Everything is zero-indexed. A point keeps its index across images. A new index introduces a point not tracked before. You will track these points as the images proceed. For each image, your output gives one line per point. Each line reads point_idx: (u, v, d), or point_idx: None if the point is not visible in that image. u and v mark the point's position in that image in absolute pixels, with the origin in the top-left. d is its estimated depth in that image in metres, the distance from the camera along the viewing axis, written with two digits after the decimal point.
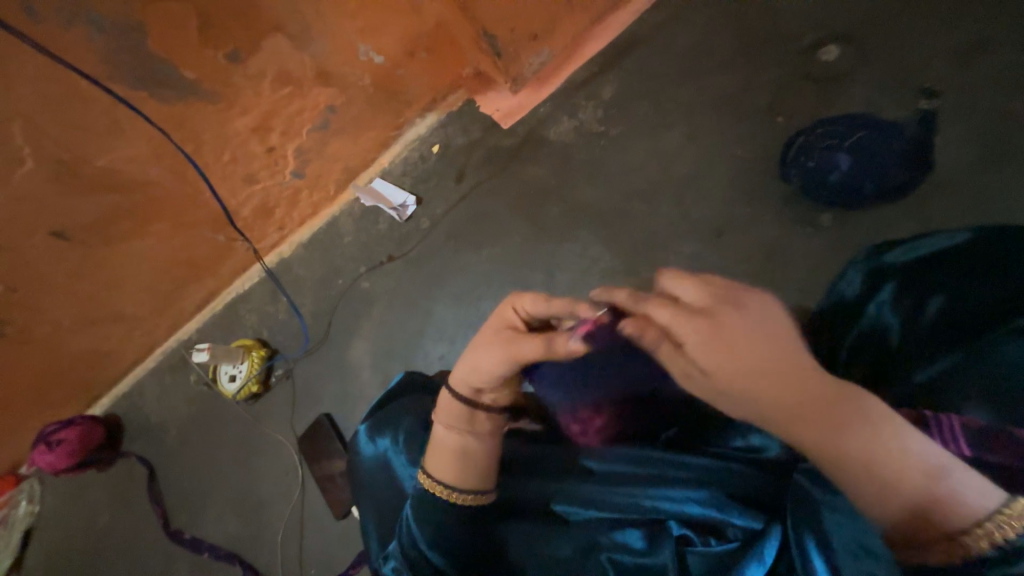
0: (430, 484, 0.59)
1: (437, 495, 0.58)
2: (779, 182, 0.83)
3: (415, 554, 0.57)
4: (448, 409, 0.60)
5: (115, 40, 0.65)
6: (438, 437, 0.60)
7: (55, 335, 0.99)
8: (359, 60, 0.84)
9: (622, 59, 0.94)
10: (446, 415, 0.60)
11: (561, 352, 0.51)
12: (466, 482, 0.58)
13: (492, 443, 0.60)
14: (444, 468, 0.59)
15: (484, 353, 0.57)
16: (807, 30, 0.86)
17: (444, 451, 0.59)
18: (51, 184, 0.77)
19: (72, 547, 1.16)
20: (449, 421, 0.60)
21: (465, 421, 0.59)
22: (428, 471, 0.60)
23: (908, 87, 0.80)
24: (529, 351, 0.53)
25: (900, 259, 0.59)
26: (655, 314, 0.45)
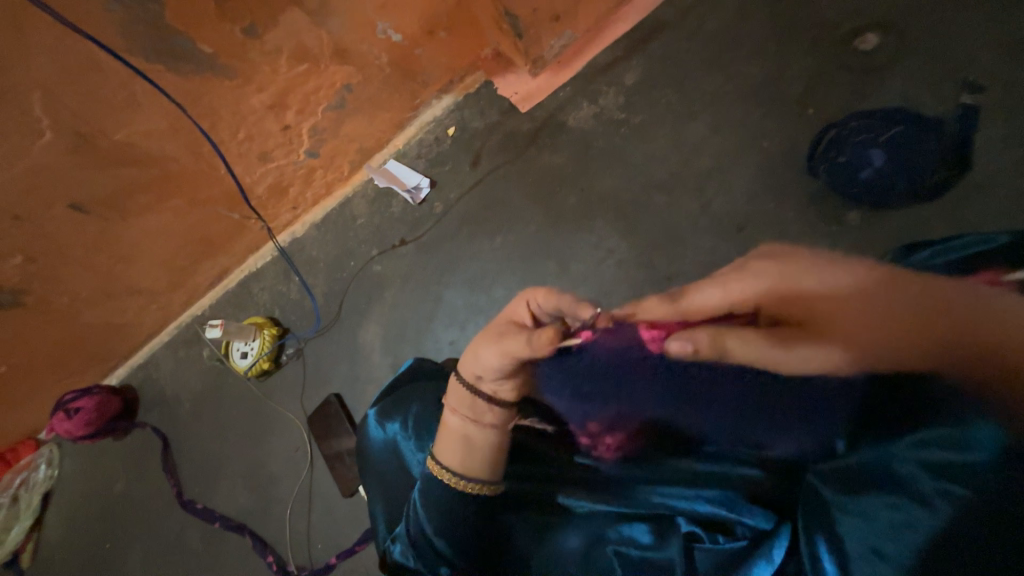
0: (437, 471, 0.59)
1: (444, 481, 0.58)
2: (806, 177, 0.80)
3: (422, 539, 0.58)
4: (455, 395, 0.60)
5: (132, 11, 0.64)
6: (447, 422, 0.60)
7: (73, 306, 1.01)
8: (377, 38, 0.82)
9: (647, 43, 0.91)
10: (456, 400, 0.60)
11: (541, 349, 0.50)
12: (473, 470, 0.58)
13: (501, 434, 0.59)
14: (453, 455, 0.59)
15: (486, 345, 0.55)
16: (843, 17, 0.82)
17: (452, 436, 0.59)
18: (69, 156, 0.77)
19: (89, 511, 1.20)
20: (458, 407, 0.59)
21: (476, 408, 0.58)
22: (436, 456, 0.60)
23: (948, 81, 0.76)
24: (517, 347, 0.52)
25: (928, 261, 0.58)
26: (654, 306, 0.51)
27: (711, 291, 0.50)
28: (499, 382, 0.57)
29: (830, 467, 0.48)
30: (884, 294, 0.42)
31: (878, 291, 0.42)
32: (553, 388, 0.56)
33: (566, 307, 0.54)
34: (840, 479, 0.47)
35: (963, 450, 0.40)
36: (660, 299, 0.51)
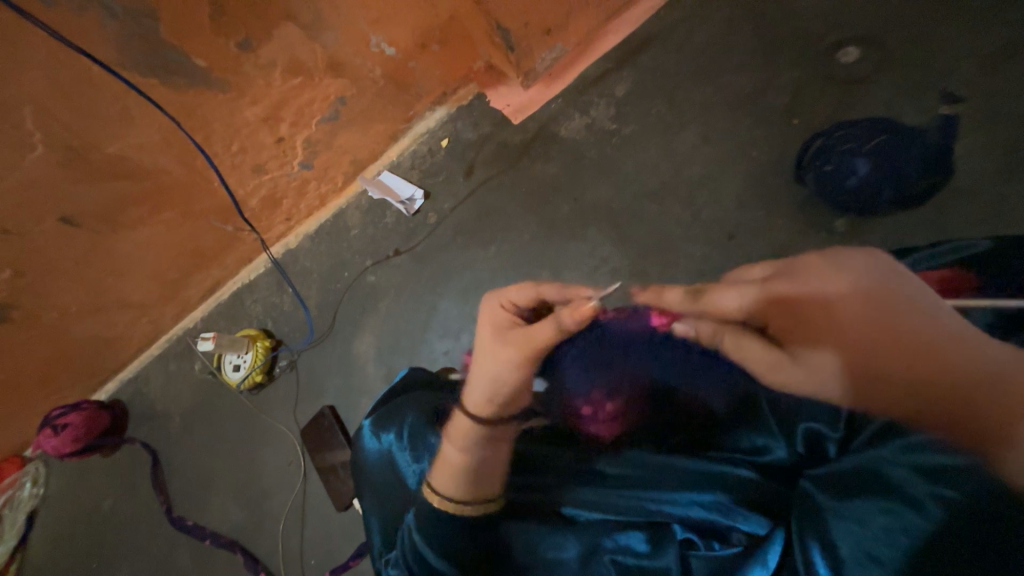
0: (439, 502, 0.57)
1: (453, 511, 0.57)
2: (794, 185, 0.82)
3: (419, 560, 0.57)
4: (462, 428, 0.59)
5: (127, 26, 0.65)
6: (448, 458, 0.58)
7: (63, 320, 1.00)
8: (371, 51, 0.83)
9: (636, 56, 0.93)
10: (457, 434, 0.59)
11: (570, 323, 0.52)
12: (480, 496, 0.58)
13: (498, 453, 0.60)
14: (462, 489, 0.57)
15: (497, 350, 0.57)
16: (827, 30, 0.84)
17: (454, 470, 0.58)
18: (61, 170, 0.77)
19: (76, 530, 1.17)
20: (461, 441, 0.59)
21: (479, 439, 0.58)
22: (434, 487, 0.58)
23: (929, 91, 0.79)
24: (542, 335, 0.54)
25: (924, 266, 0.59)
26: (670, 297, 0.61)
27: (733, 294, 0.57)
28: (511, 403, 0.59)
29: (823, 473, 0.50)
30: (880, 315, 0.46)
31: (878, 315, 0.46)
32: (569, 364, 0.66)
33: (551, 291, 0.60)
34: (834, 484, 0.48)
35: (954, 455, 0.41)
36: (680, 293, 0.60)
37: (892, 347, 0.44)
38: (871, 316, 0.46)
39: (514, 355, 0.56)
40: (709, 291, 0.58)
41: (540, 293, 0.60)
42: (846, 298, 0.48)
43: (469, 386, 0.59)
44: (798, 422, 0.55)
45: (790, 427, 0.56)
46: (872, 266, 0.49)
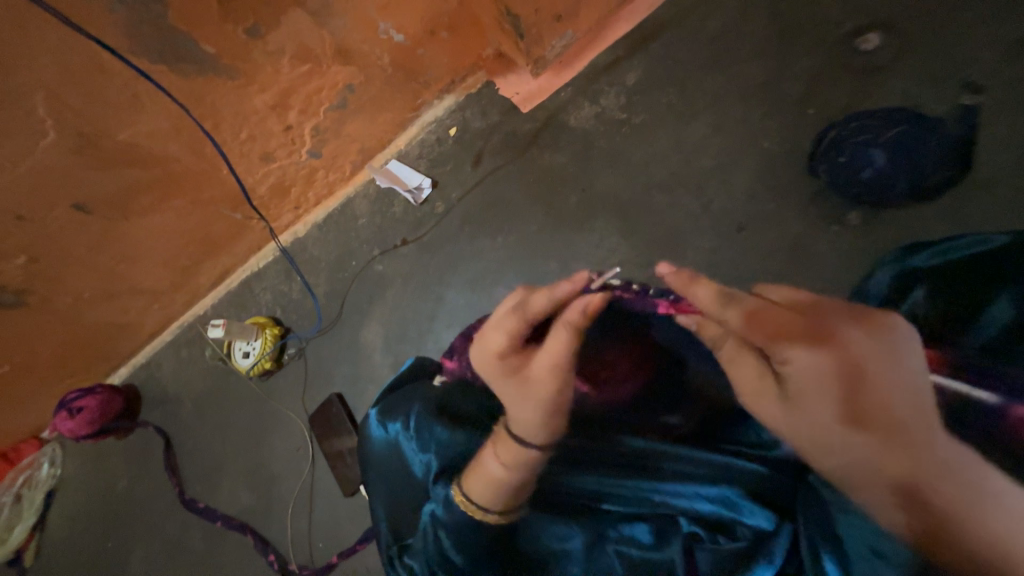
0: (479, 514, 0.57)
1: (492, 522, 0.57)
2: (807, 176, 0.80)
3: (439, 550, 0.58)
4: (507, 444, 0.57)
5: (136, 12, 0.64)
6: (491, 473, 0.56)
7: (77, 306, 1.01)
8: (379, 38, 0.83)
9: (648, 43, 0.92)
10: (506, 454, 0.56)
11: (578, 316, 0.53)
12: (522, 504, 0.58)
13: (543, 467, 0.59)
14: (504, 500, 0.56)
15: (533, 384, 0.55)
16: (845, 17, 0.82)
17: (497, 486, 0.56)
18: (73, 157, 0.78)
19: (92, 510, 1.20)
20: (506, 457, 0.56)
21: (528, 459, 0.56)
22: (470, 496, 0.57)
23: (950, 81, 0.76)
24: (560, 341, 0.54)
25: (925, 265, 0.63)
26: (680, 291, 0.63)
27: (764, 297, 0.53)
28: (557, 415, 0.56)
29: None
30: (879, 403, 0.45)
31: (887, 384, 0.44)
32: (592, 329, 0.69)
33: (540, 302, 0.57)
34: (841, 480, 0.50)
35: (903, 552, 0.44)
36: (711, 292, 0.53)
37: (879, 415, 0.44)
38: (881, 385, 0.44)
39: (552, 374, 0.54)
40: (742, 301, 0.51)
41: (524, 315, 0.58)
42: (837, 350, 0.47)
43: (513, 413, 0.56)
44: None
45: None
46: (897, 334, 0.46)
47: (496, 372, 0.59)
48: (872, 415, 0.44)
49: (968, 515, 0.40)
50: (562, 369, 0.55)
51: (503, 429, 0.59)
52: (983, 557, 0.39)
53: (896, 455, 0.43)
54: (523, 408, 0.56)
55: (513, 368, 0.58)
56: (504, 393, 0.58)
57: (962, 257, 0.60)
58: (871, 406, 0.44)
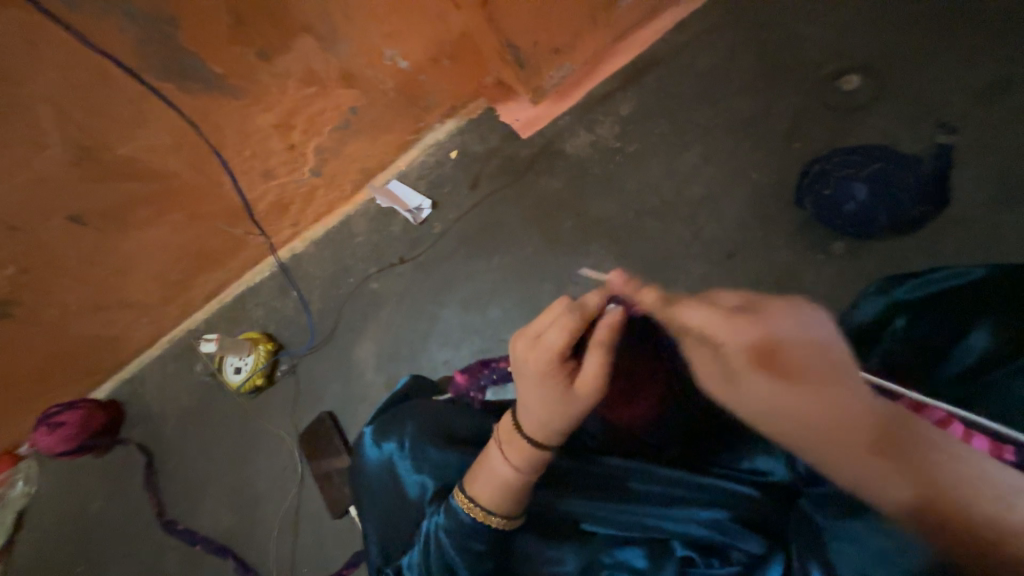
0: (478, 513, 0.56)
1: (492, 525, 0.56)
2: (794, 207, 0.84)
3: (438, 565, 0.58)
4: (520, 448, 0.56)
5: (146, 32, 0.66)
6: (497, 471, 0.57)
7: (64, 318, 1.00)
8: (383, 64, 0.86)
9: (643, 77, 0.96)
10: (519, 458, 0.56)
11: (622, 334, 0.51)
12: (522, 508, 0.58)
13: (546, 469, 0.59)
14: (502, 501, 0.57)
15: (571, 395, 0.54)
16: (827, 59, 0.87)
17: (499, 483, 0.56)
18: (73, 169, 0.78)
19: (64, 531, 1.16)
20: (517, 461, 0.56)
21: (538, 464, 0.57)
22: (472, 497, 0.58)
23: (926, 122, 0.81)
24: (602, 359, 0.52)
25: (913, 295, 0.65)
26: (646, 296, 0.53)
27: (700, 312, 0.47)
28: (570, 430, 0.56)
29: (824, 495, 0.53)
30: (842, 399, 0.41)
31: (831, 360, 0.43)
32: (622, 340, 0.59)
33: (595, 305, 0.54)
34: (828, 504, 0.52)
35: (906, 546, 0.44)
36: (654, 295, 0.52)
37: (840, 407, 0.40)
38: (820, 364, 0.42)
39: (591, 393, 0.54)
40: (680, 302, 0.49)
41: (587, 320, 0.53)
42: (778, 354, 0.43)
43: (539, 419, 0.55)
44: None
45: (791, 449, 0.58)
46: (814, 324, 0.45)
47: (532, 370, 0.54)
48: (833, 409, 0.40)
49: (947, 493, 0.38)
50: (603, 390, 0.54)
51: (513, 433, 0.58)
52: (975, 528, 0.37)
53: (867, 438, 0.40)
54: (552, 413, 0.55)
55: (551, 375, 0.54)
56: (534, 393, 0.55)
57: (941, 288, 0.64)
58: (832, 394, 0.41)
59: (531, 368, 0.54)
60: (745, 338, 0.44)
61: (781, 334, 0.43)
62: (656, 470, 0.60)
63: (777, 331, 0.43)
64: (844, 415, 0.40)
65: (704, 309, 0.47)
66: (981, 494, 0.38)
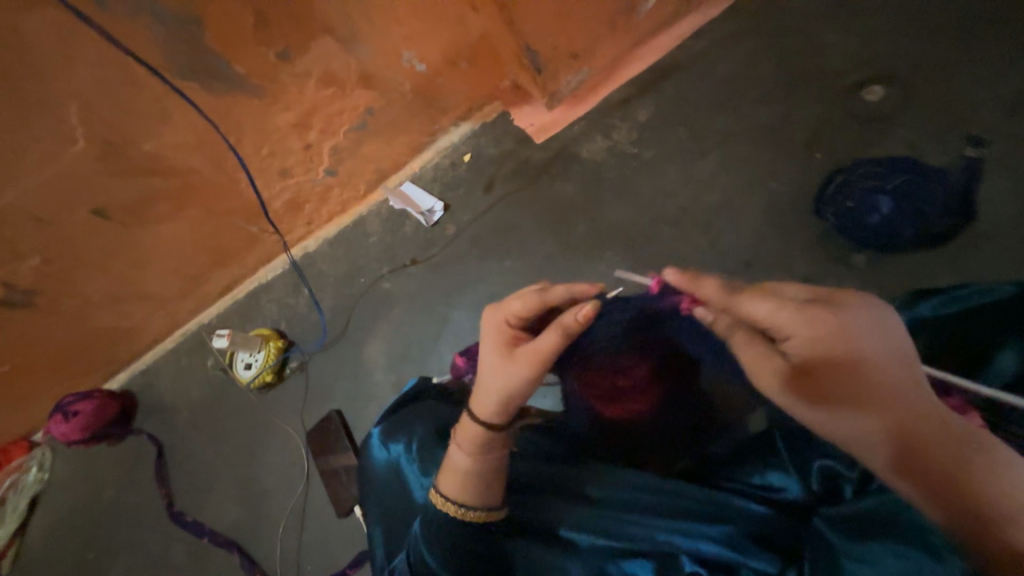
0: (438, 500, 0.58)
1: (449, 514, 0.57)
2: (813, 218, 0.82)
3: (422, 565, 0.58)
4: (470, 431, 0.58)
5: (173, 31, 0.68)
6: (453, 457, 0.59)
7: (84, 309, 1.02)
8: (401, 66, 0.86)
9: (660, 83, 0.95)
10: (464, 435, 0.59)
11: (572, 323, 0.53)
12: (476, 502, 0.57)
13: (502, 461, 0.59)
14: (453, 488, 0.58)
15: (507, 365, 0.57)
16: (850, 69, 0.86)
17: (454, 469, 0.58)
18: (97, 164, 0.80)
19: (76, 518, 1.18)
20: (466, 443, 0.58)
21: (485, 447, 0.58)
22: (437, 485, 0.60)
23: (953, 134, 0.79)
24: (546, 342, 0.55)
25: (935, 314, 0.63)
26: (707, 287, 0.56)
27: (763, 304, 0.51)
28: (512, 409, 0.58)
29: (836, 513, 0.52)
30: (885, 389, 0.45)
31: (892, 349, 0.47)
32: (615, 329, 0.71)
33: (557, 295, 0.57)
34: (844, 523, 0.51)
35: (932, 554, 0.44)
36: (714, 284, 0.56)
37: (879, 396, 0.45)
38: (884, 354, 0.46)
39: (525, 368, 0.56)
40: (744, 291, 0.53)
41: (546, 299, 0.58)
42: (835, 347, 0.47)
43: (484, 397, 0.58)
44: (812, 460, 0.58)
45: (803, 467, 0.59)
46: (876, 321, 0.47)
47: (489, 332, 0.60)
48: (871, 397, 0.45)
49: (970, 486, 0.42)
50: (537, 369, 0.55)
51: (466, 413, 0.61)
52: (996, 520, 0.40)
53: (898, 425, 0.45)
54: (488, 378, 0.58)
55: (502, 341, 0.59)
56: (483, 355, 0.60)
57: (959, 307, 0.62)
58: (886, 379, 0.46)
59: (489, 329, 0.61)
60: (813, 325, 0.48)
61: (849, 323, 0.47)
62: (665, 484, 0.59)
63: (848, 319, 0.47)
64: (880, 404, 0.45)
65: (774, 300, 0.50)
66: (1010, 491, 0.40)
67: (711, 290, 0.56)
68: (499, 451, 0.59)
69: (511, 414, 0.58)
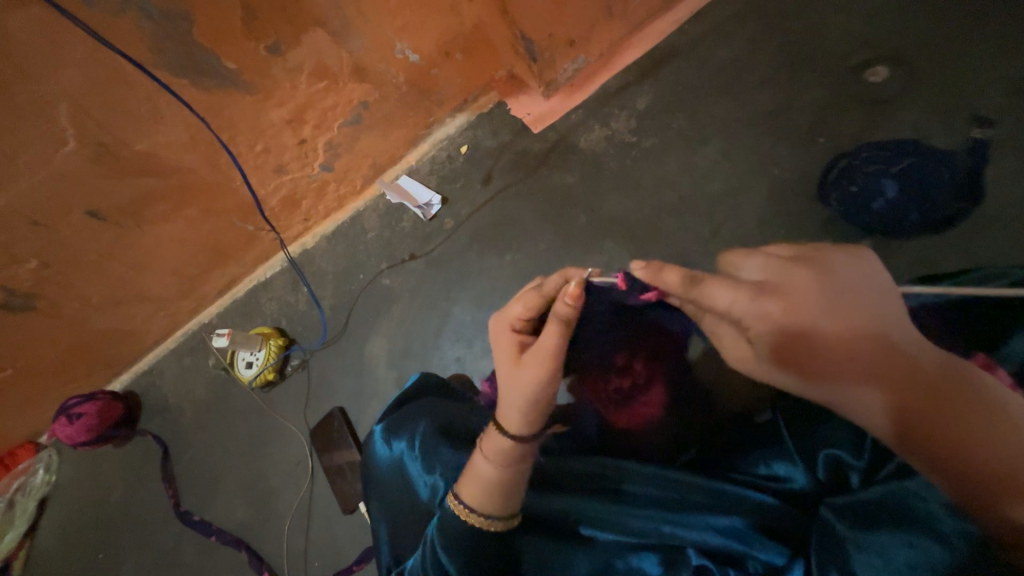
0: (458, 509, 0.56)
1: (473, 523, 0.56)
2: (817, 204, 0.81)
3: (431, 565, 0.57)
4: (495, 442, 0.56)
5: (162, 28, 0.66)
6: (478, 469, 0.56)
7: (83, 311, 1.02)
8: (395, 57, 0.84)
9: (659, 69, 0.93)
10: (489, 446, 0.56)
11: (564, 311, 0.52)
12: (502, 511, 0.56)
13: (528, 470, 0.56)
14: (478, 498, 0.56)
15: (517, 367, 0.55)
16: (853, 50, 0.84)
17: (476, 478, 0.56)
18: (90, 165, 0.79)
19: (85, 519, 1.18)
20: (492, 454, 0.56)
21: (512, 456, 0.55)
22: (457, 492, 0.58)
23: (959, 115, 0.77)
24: (551, 336, 0.53)
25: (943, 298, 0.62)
26: (668, 274, 0.51)
27: (724, 293, 0.49)
28: (541, 413, 0.55)
29: (843, 502, 0.52)
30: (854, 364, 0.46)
31: (849, 320, 0.47)
32: (591, 327, 0.63)
33: (552, 284, 0.58)
34: (854, 514, 0.50)
35: (934, 523, 0.45)
36: (678, 274, 0.50)
37: (847, 373, 0.46)
38: (843, 328, 0.47)
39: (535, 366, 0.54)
40: (709, 279, 0.50)
41: (544, 294, 0.58)
42: (795, 333, 0.48)
43: (504, 406, 0.56)
44: (818, 448, 0.56)
45: (810, 456, 0.57)
46: (829, 291, 0.48)
47: (498, 340, 0.60)
48: (841, 372, 0.47)
49: (959, 445, 0.42)
50: (553, 367, 0.53)
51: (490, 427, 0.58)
52: (991, 473, 0.41)
53: (874, 398, 0.45)
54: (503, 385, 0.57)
55: (512, 345, 0.59)
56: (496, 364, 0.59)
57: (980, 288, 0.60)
58: (853, 355, 0.46)
59: (497, 338, 0.60)
60: (767, 317, 0.48)
61: (799, 305, 0.48)
62: (671, 474, 0.59)
63: (797, 304, 0.48)
64: (852, 378, 0.46)
65: (733, 290, 0.49)
66: (998, 443, 0.41)
67: (673, 283, 0.50)
68: (523, 461, 0.56)
69: (534, 420, 0.55)
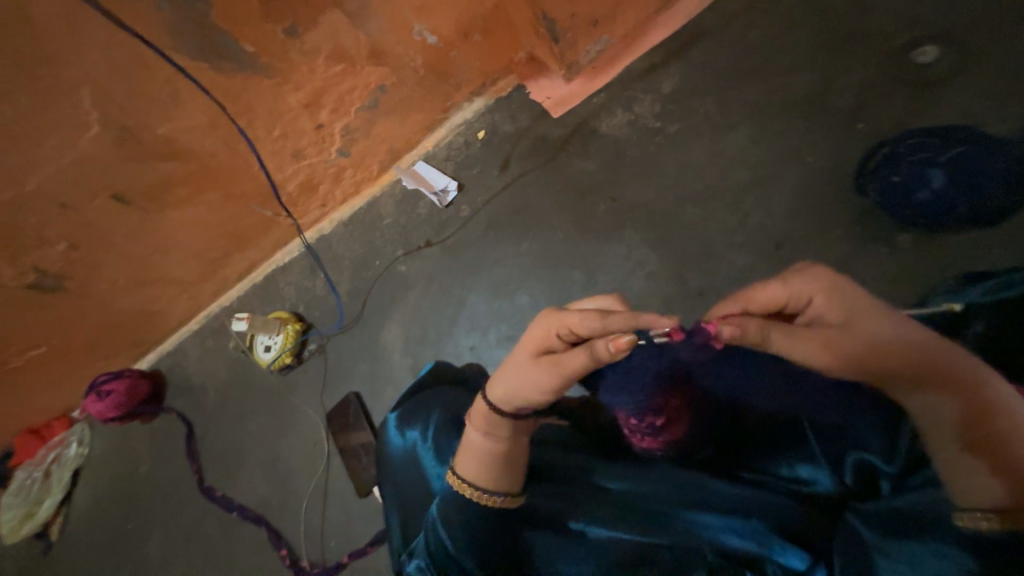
0: (453, 479, 0.60)
1: (463, 495, 0.58)
2: (852, 195, 0.76)
3: (441, 552, 0.57)
4: (482, 413, 0.59)
5: (181, 10, 0.66)
6: (470, 439, 0.59)
7: (111, 292, 1.05)
8: (412, 39, 0.83)
9: (686, 50, 0.89)
10: (478, 417, 0.59)
11: (603, 356, 0.47)
12: (493, 484, 0.58)
13: (518, 443, 0.59)
14: (469, 467, 0.59)
15: (534, 368, 0.54)
16: (900, 28, 0.78)
17: (469, 447, 0.59)
18: (113, 149, 0.79)
19: (115, 491, 1.23)
20: (484, 426, 0.59)
21: (503, 429, 0.58)
22: (455, 466, 0.61)
23: (1015, 100, 0.72)
24: (575, 364, 0.50)
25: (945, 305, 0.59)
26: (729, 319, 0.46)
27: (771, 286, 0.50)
28: (534, 408, 0.58)
29: (870, 507, 0.49)
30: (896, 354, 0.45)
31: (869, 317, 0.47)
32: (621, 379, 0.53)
33: (619, 320, 0.49)
34: (879, 520, 0.46)
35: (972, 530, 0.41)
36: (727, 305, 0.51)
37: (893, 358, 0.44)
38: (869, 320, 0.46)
39: (547, 379, 0.53)
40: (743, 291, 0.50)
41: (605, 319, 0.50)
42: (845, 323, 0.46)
43: (496, 381, 0.58)
44: (847, 451, 0.52)
45: (838, 458, 0.52)
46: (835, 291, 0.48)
47: (534, 332, 0.55)
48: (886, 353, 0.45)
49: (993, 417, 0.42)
50: (562, 385, 0.53)
51: (481, 403, 0.60)
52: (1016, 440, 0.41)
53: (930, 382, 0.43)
54: (514, 373, 0.56)
55: (541, 342, 0.55)
56: (517, 348, 0.57)
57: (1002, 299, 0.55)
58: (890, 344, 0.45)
59: (534, 328, 0.55)
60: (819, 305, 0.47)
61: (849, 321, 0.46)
62: (692, 475, 0.57)
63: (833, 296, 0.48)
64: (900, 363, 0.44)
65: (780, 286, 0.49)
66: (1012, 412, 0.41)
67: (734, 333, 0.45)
68: (509, 432, 0.58)
69: (521, 409, 0.57)
